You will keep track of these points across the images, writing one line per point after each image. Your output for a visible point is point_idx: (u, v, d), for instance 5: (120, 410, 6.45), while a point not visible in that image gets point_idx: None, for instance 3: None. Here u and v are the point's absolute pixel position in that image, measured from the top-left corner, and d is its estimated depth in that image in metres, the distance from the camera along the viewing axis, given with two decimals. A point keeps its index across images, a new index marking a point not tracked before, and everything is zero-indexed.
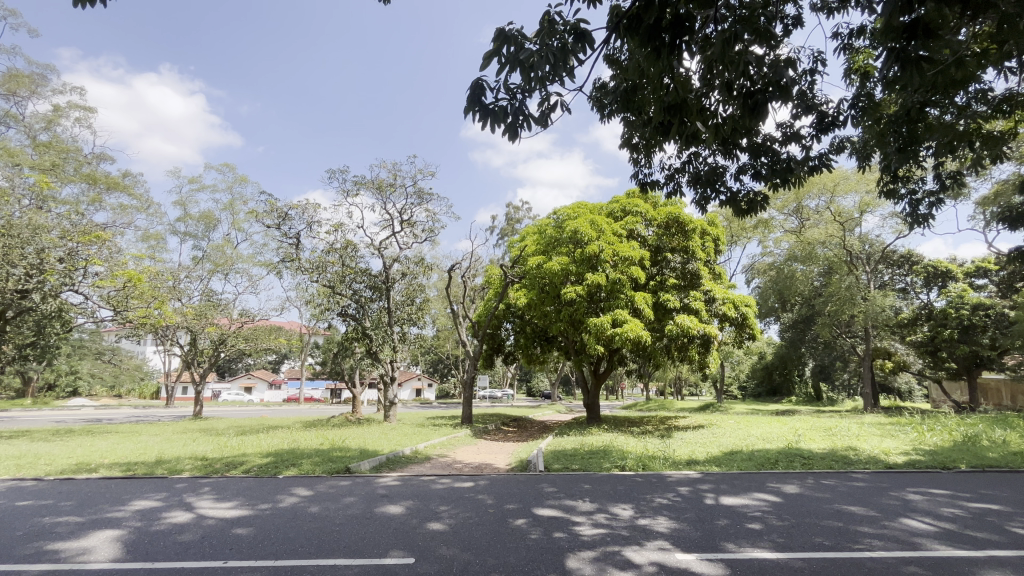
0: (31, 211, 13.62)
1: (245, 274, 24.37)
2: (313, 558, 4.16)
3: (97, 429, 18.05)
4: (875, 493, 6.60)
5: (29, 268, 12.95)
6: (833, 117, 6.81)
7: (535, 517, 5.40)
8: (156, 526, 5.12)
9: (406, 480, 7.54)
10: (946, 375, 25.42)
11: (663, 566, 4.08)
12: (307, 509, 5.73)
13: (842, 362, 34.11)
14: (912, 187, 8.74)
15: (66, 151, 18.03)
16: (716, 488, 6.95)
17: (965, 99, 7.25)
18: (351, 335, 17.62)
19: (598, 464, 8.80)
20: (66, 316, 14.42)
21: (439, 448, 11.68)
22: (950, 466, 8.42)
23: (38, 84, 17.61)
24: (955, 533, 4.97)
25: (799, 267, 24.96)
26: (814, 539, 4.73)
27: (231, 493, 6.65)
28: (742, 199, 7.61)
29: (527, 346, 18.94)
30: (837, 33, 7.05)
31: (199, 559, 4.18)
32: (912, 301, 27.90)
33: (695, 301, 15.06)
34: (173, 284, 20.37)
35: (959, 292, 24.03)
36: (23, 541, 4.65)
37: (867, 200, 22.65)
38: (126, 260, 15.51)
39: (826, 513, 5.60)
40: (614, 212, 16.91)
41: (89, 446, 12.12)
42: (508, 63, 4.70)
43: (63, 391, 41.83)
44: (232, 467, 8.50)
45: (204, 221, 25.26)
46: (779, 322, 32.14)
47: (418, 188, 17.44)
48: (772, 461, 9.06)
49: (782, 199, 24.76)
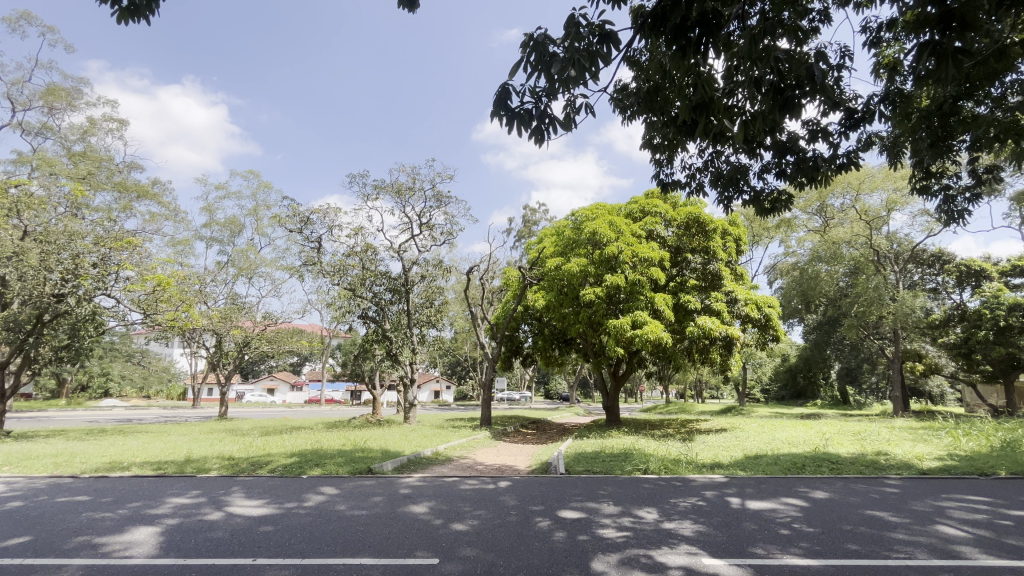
0: (66, 219, 14.00)
1: (268, 278, 24.91)
2: (340, 558, 4.19)
3: (127, 428, 18.59)
4: (908, 499, 6.39)
5: (64, 273, 13.45)
6: (862, 112, 6.69)
7: (559, 519, 5.37)
8: (190, 523, 5.25)
9: (428, 481, 7.60)
10: (981, 378, 24.51)
11: (691, 570, 4.03)
12: (334, 508, 5.81)
13: (870, 365, 32.95)
14: (946, 181, 8.49)
15: (100, 161, 18.81)
16: (741, 492, 6.85)
17: (1000, 90, 7.01)
18: (372, 337, 17.82)
19: (619, 467, 8.78)
20: (99, 320, 14.88)
21: (460, 450, 11.70)
22: (988, 472, 8.11)
23: (74, 98, 18.22)
24: (993, 541, 4.79)
25: (823, 268, 24.49)
26: (847, 546, 4.59)
27: (259, 492, 6.78)
28: (765, 199, 7.49)
29: (546, 348, 18.89)
30: (866, 27, 6.91)
31: (229, 557, 4.25)
32: (944, 301, 26.96)
33: (717, 302, 14.75)
34: (199, 288, 20.95)
35: (994, 291, 23.00)
36: (66, 536, 4.81)
37: (894, 198, 22.13)
38: (156, 265, 15.99)
39: (856, 520, 5.44)
40: (633, 213, 16.85)
41: (121, 445, 12.51)
42: (535, 69, 4.77)
43: (95, 393, 43.61)
44: (258, 467, 8.67)
45: (229, 227, 25.86)
46: (803, 323, 31.54)
47: (436, 192, 17.53)
48: (799, 465, 8.88)
49: (806, 199, 24.34)
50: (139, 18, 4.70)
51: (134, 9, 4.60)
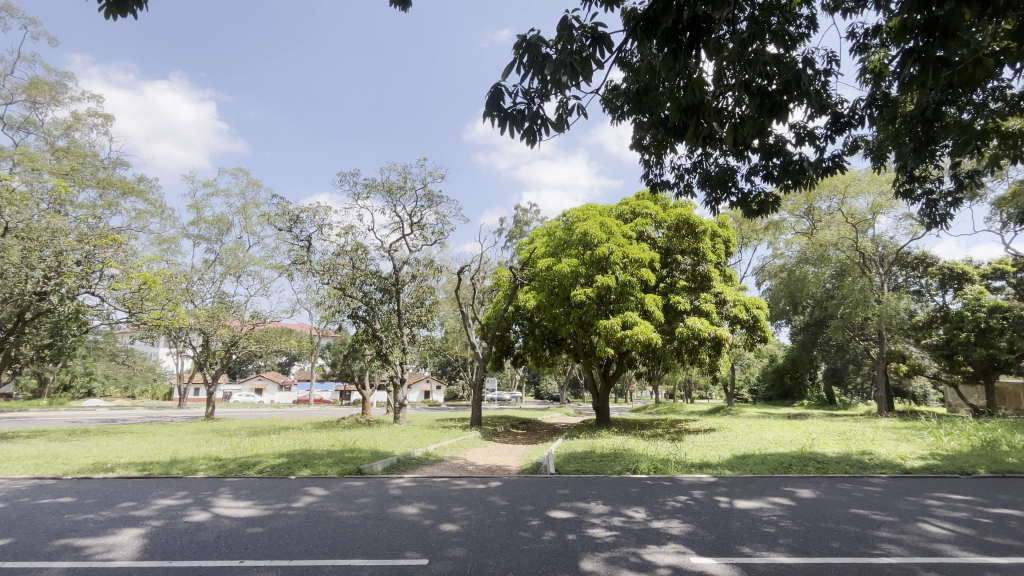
0: (49, 216, 13.79)
1: (256, 277, 24.61)
2: (328, 559, 4.17)
3: (112, 429, 18.31)
4: (892, 498, 6.50)
5: (46, 271, 13.19)
6: (848, 116, 6.79)
7: (549, 519, 5.39)
8: (176, 524, 5.19)
9: (418, 481, 7.58)
10: (962, 379, 24.97)
11: (679, 569, 4.05)
12: (323, 509, 5.78)
13: (855, 365, 33.46)
14: (929, 186, 8.63)
15: (84, 157, 18.52)
16: (729, 491, 6.92)
17: (982, 97, 7.14)
18: (362, 337, 17.72)
19: (609, 466, 8.83)
20: (83, 319, 14.59)
21: (450, 450, 11.67)
22: (969, 471, 8.28)
23: (58, 92, 17.92)
24: (973, 538, 4.89)
25: (810, 270, 24.81)
26: (831, 544, 4.66)
27: (247, 493, 6.72)
28: (752, 201, 7.57)
29: (536, 348, 18.94)
30: (852, 33, 7.01)
31: (216, 558, 4.22)
32: (927, 303, 27.46)
33: (706, 303, 14.88)
34: (186, 286, 20.72)
35: (976, 294, 23.51)
36: (47, 539, 4.72)
37: (879, 202, 22.46)
38: (141, 262, 15.77)
39: (841, 518, 5.53)
40: (624, 214, 16.92)
41: (106, 446, 12.35)
42: (529, 70, 4.79)
43: (78, 393, 42.88)
44: (246, 468, 8.60)
45: (217, 225, 25.56)
46: (790, 324, 31.95)
47: (428, 191, 17.47)
48: (785, 464, 9.00)
49: (793, 201, 24.59)
50: (126, 12, 4.64)
51: (122, 4, 4.55)
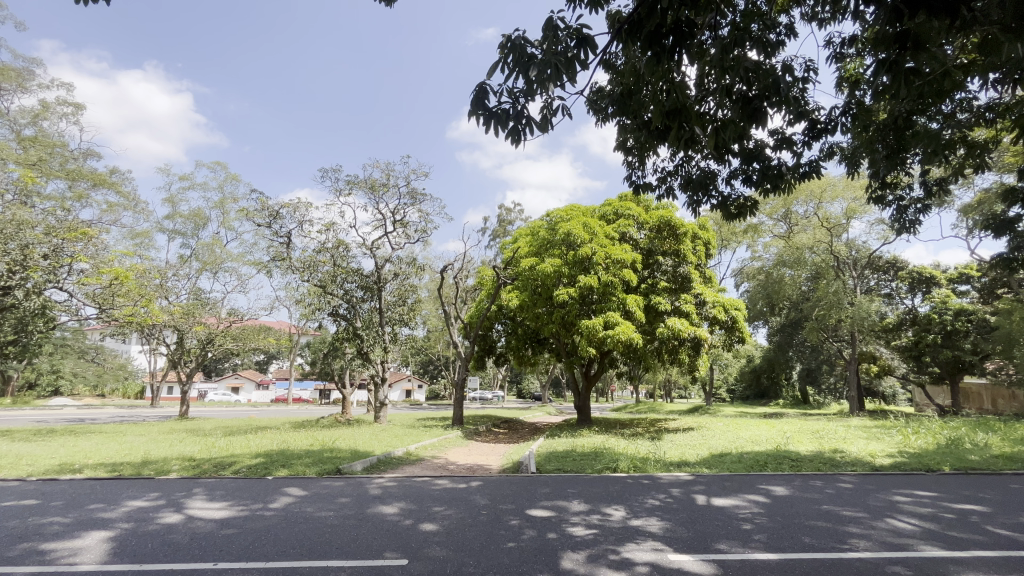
0: (15, 207, 13.27)
1: (234, 273, 24.07)
2: (305, 560, 4.12)
3: (80, 429, 17.72)
4: (862, 495, 6.70)
5: (12, 264, 12.71)
6: (824, 123, 6.97)
7: (529, 518, 5.41)
8: (147, 527, 5.06)
9: (398, 481, 7.52)
10: (929, 379, 25.83)
11: (657, 566, 4.11)
12: (301, 510, 5.70)
13: (829, 366, 34.35)
14: (900, 193, 8.91)
15: (52, 147, 17.89)
16: (706, 489, 7.04)
17: (950, 108, 7.40)
18: (342, 335, 17.50)
19: (589, 465, 8.89)
20: (50, 315, 14.08)
21: (431, 450, 11.62)
22: (934, 468, 8.59)
23: (25, 79, 17.26)
24: (938, 533, 5.07)
25: (787, 272, 25.35)
26: (804, 540, 4.78)
27: (222, 494, 6.58)
28: (732, 205, 7.71)
29: (519, 347, 18.98)
30: (829, 42, 7.19)
31: (189, 561, 4.13)
32: (897, 305, 28.35)
33: (686, 304, 15.10)
34: (161, 283, 20.18)
35: (943, 297, 24.39)
36: (9, 543, 4.56)
37: (853, 207, 23.10)
38: (113, 257, 15.28)
39: (813, 515, 5.67)
40: (606, 215, 17.04)
41: (74, 446, 11.97)
42: (513, 70, 4.80)
43: (44, 391, 41.39)
44: (221, 468, 8.43)
45: (193, 219, 24.94)
46: (767, 326, 32.63)
47: (411, 188, 17.34)
48: (761, 462, 9.19)
49: (772, 205, 25.10)
50: None
51: None
